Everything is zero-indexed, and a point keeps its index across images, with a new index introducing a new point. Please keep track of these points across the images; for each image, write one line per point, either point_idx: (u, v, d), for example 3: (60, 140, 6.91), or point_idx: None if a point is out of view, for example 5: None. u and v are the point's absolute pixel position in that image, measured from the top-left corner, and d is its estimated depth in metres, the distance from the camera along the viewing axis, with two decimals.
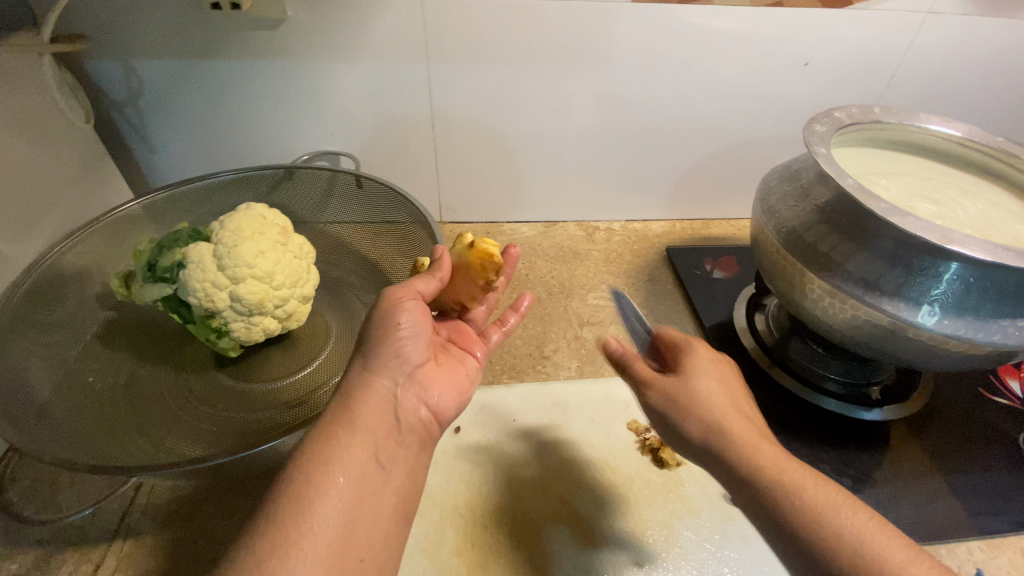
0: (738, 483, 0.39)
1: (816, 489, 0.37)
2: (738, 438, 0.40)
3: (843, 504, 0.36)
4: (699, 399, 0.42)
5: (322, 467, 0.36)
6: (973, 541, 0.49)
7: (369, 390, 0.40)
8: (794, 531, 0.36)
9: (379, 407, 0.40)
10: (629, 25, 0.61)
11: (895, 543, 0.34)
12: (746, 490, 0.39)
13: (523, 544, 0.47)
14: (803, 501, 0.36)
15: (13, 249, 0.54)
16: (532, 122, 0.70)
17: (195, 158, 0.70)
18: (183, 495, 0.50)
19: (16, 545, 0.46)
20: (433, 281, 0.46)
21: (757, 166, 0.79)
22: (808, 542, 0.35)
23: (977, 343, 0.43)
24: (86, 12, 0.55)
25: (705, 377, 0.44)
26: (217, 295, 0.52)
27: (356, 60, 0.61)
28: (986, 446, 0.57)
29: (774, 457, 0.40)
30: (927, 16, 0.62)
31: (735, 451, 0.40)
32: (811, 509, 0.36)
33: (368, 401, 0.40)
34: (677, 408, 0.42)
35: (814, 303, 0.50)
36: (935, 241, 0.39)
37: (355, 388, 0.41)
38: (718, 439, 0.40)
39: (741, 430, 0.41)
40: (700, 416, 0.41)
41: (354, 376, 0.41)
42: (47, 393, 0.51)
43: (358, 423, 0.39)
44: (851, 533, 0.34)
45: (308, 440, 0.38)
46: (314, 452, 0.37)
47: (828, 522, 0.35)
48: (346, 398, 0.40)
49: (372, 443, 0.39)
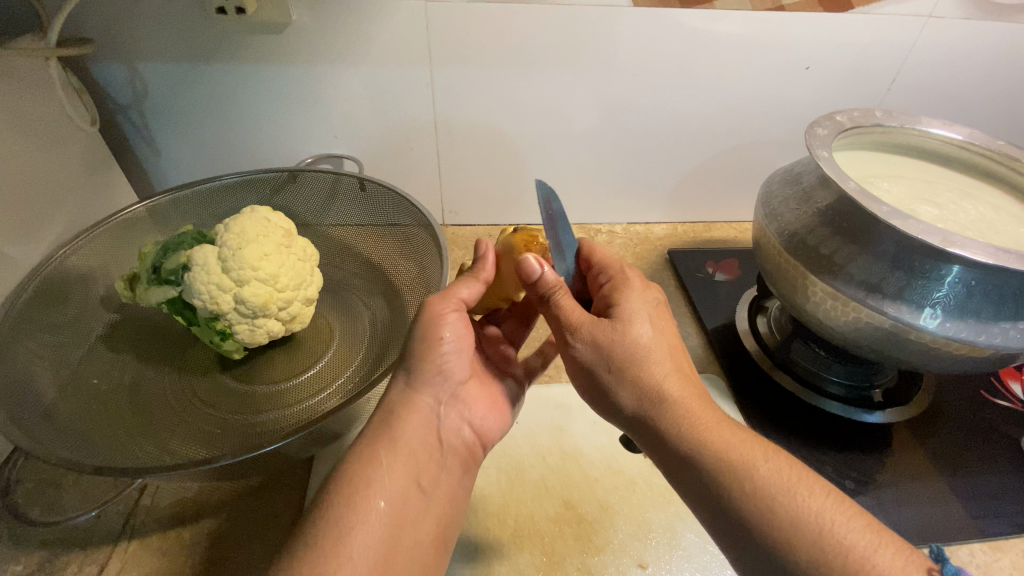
0: (657, 437, 0.40)
1: (731, 442, 0.37)
2: (665, 393, 0.39)
3: (758, 455, 0.37)
4: (635, 353, 0.40)
5: (365, 487, 0.37)
6: (975, 543, 0.49)
7: (412, 411, 0.42)
8: (711, 483, 0.36)
9: (421, 429, 0.41)
10: (631, 29, 0.61)
11: (809, 495, 0.35)
12: (665, 443, 0.39)
13: (527, 546, 0.48)
14: (721, 456, 0.37)
15: (19, 252, 0.54)
16: (535, 126, 0.70)
17: (199, 161, 0.70)
18: (188, 496, 0.50)
19: (21, 547, 0.46)
20: (476, 284, 0.45)
21: (758, 169, 0.79)
22: (725, 495, 0.36)
23: (979, 345, 0.43)
24: (91, 16, 0.55)
25: (642, 325, 0.42)
26: (221, 298, 0.53)
27: (360, 64, 0.61)
28: (988, 449, 0.57)
29: (713, 422, 0.39)
30: (928, 20, 0.63)
31: (664, 407, 0.39)
32: (729, 462, 0.36)
33: (410, 422, 0.41)
34: (611, 359, 0.40)
35: (816, 305, 0.50)
36: (937, 244, 0.40)
37: (394, 408, 0.42)
38: (647, 394, 0.40)
39: (680, 391, 0.40)
40: (634, 369, 0.40)
41: (392, 396, 0.42)
42: (51, 395, 0.51)
43: (401, 443, 0.40)
44: (767, 487, 0.35)
45: (348, 461, 0.38)
46: (357, 471, 0.38)
47: (744, 476, 0.35)
48: (385, 418, 0.41)
49: (412, 464, 0.40)
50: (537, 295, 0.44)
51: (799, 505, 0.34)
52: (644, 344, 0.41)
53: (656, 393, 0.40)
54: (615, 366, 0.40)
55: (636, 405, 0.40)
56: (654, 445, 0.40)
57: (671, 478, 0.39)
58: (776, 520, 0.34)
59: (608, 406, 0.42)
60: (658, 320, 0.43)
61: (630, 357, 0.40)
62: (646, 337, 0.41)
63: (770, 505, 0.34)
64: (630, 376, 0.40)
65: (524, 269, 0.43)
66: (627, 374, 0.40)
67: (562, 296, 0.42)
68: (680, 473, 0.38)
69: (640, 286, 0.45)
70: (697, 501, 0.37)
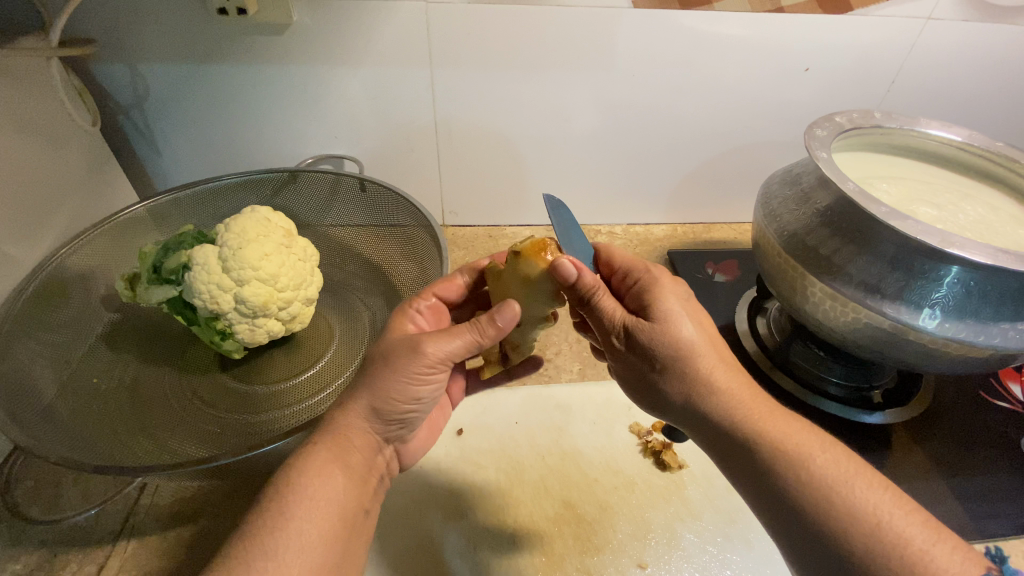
0: (711, 429, 0.40)
1: (787, 433, 0.37)
2: (714, 386, 0.39)
3: (815, 445, 0.36)
4: (682, 348, 0.40)
5: (321, 500, 0.36)
6: (974, 544, 0.50)
7: (358, 435, 0.40)
8: (764, 473, 0.37)
9: (365, 452, 0.41)
10: (631, 30, 0.61)
11: (867, 486, 0.34)
12: (718, 436, 0.39)
13: (526, 546, 0.48)
14: (776, 445, 0.37)
15: (20, 252, 0.54)
16: (535, 127, 0.70)
17: (200, 162, 0.70)
18: (187, 496, 0.50)
19: (19, 546, 0.46)
20: (465, 344, 0.41)
21: (758, 171, 0.79)
22: (780, 486, 0.36)
23: (978, 346, 0.43)
24: (94, 18, 0.55)
25: (681, 317, 0.41)
26: (221, 297, 0.53)
27: (361, 65, 0.62)
28: (988, 450, 0.57)
29: (763, 412, 0.39)
30: (927, 22, 0.63)
31: (713, 400, 0.39)
32: (785, 453, 0.36)
33: (357, 443, 0.40)
34: (655, 357, 0.41)
35: (815, 306, 0.50)
36: (935, 244, 0.40)
37: (343, 427, 0.40)
38: (697, 388, 0.40)
39: (726, 382, 0.40)
40: (679, 365, 0.40)
41: (343, 412, 0.40)
42: (50, 395, 0.51)
43: (351, 460, 0.39)
44: (824, 477, 0.35)
45: (302, 472, 0.37)
46: (311, 484, 0.36)
47: (799, 466, 0.35)
48: (336, 437, 0.39)
49: (361, 483, 0.39)
50: (576, 296, 0.43)
51: (858, 495, 0.34)
52: (687, 337, 0.40)
53: (704, 385, 0.40)
54: (661, 364, 0.41)
55: (685, 400, 0.40)
56: (708, 438, 0.41)
57: (726, 469, 0.40)
58: (837, 510, 0.33)
59: (659, 402, 0.43)
60: (694, 310, 0.43)
61: (675, 354, 0.40)
62: (688, 331, 0.40)
63: (827, 495, 0.34)
64: (677, 372, 0.40)
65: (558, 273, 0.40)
66: (676, 369, 0.40)
67: (601, 296, 0.42)
68: (734, 464, 0.39)
69: (670, 281, 0.44)
70: (752, 492, 0.38)
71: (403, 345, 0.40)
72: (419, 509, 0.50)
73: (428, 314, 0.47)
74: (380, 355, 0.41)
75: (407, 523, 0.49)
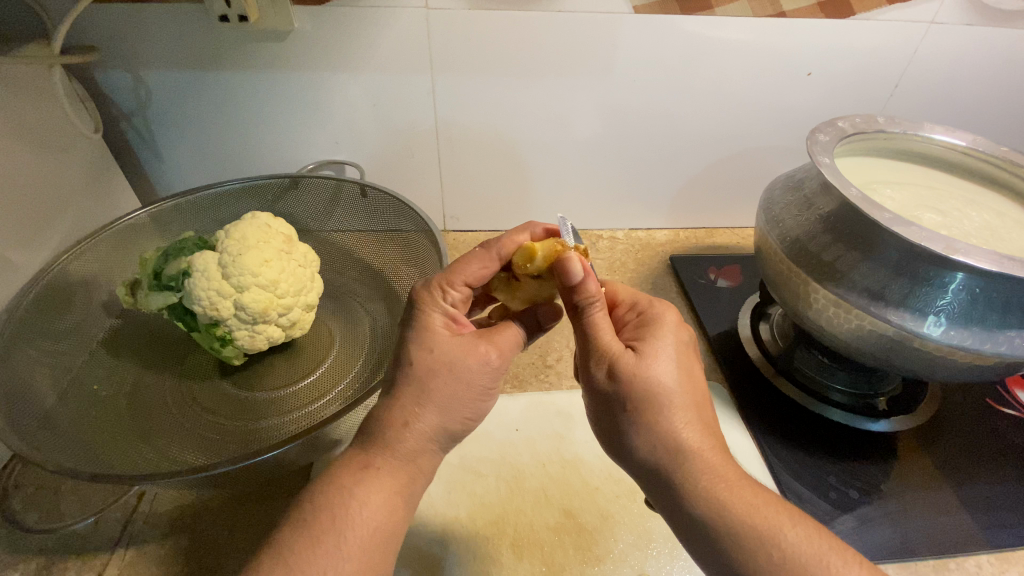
0: (670, 487, 0.38)
1: (753, 505, 0.36)
2: (688, 443, 0.38)
3: (785, 520, 0.35)
4: (656, 394, 0.38)
5: (378, 526, 0.36)
6: (981, 555, 0.49)
7: (423, 460, 0.39)
8: (719, 547, 0.35)
9: (425, 478, 0.40)
10: (631, 37, 0.61)
11: (842, 564, 0.34)
12: (678, 498, 0.37)
13: (527, 555, 0.47)
14: (740, 519, 0.35)
15: (21, 257, 0.54)
16: (537, 132, 0.70)
17: (201, 168, 0.71)
18: (186, 503, 0.49)
19: (19, 553, 0.46)
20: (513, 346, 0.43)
21: (760, 175, 0.79)
22: (744, 564, 0.34)
23: (984, 353, 0.42)
24: (97, 26, 0.56)
25: (666, 362, 0.39)
26: (221, 304, 0.53)
27: (361, 71, 0.62)
28: (994, 459, 0.56)
29: (735, 478, 0.37)
30: (930, 26, 0.62)
31: (682, 460, 0.37)
32: (753, 528, 0.35)
33: (420, 470, 0.39)
34: (629, 396, 0.38)
35: (819, 312, 0.49)
36: (940, 251, 0.39)
37: (408, 451, 0.39)
38: (665, 443, 0.38)
39: (700, 443, 0.38)
40: (652, 412, 0.38)
41: (411, 435, 0.38)
42: (51, 402, 0.51)
43: (412, 483, 0.39)
44: (796, 559, 0.34)
45: (363, 504, 0.36)
46: (371, 509, 0.36)
47: (769, 546, 0.34)
48: (402, 463, 0.38)
49: (414, 510, 0.39)
50: (571, 304, 0.41)
51: None
52: (668, 384, 0.38)
53: (674, 444, 0.38)
54: (633, 405, 0.38)
55: (650, 451, 0.38)
56: (664, 493, 0.38)
57: (681, 538, 0.38)
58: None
59: (619, 444, 0.40)
60: (684, 352, 0.41)
61: (652, 397, 0.38)
62: (671, 378, 0.39)
63: None
64: (647, 419, 0.38)
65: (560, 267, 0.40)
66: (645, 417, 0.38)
67: (595, 311, 0.40)
68: (687, 528, 0.37)
69: (671, 320, 0.43)
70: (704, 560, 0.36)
71: (472, 356, 0.40)
72: (418, 517, 0.49)
73: (459, 306, 0.44)
74: (447, 366, 0.39)
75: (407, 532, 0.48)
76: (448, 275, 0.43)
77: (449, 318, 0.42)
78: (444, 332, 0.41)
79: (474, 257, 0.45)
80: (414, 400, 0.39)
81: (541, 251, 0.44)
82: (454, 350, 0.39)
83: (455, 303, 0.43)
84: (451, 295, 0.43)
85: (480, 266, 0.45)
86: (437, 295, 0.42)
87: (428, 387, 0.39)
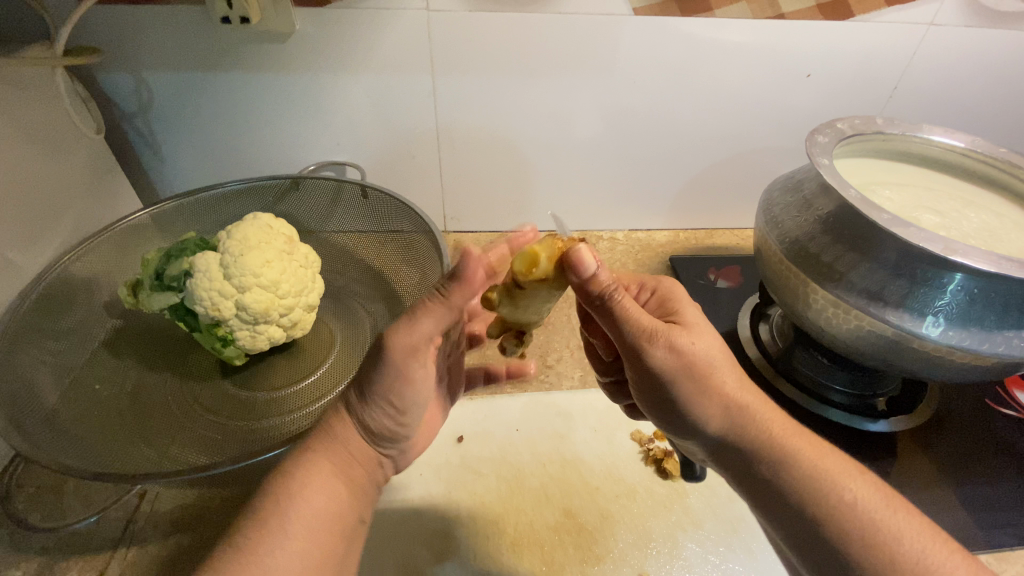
0: (743, 447, 0.39)
1: (819, 455, 0.38)
2: (745, 401, 0.40)
3: (847, 470, 0.38)
4: (712, 360, 0.40)
5: (314, 500, 0.37)
6: (980, 554, 0.49)
7: (355, 445, 0.40)
8: (786, 498, 0.38)
9: (364, 463, 0.41)
10: (631, 40, 0.61)
11: (902, 512, 0.36)
12: (750, 457, 0.39)
13: (526, 555, 0.47)
14: (810, 468, 0.37)
15: (24, 258, 0.54)
16: (538, 133, 0.70)
17: (202, 169, 0.71)
18: (188, 503, 0.50)
19: (21, 553, 0.46)
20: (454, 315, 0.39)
21: (759, 176, 0.79)
22: (818, 511, 0.36)
23: (982, 354, 0.43)
24: (99, 28, 0.56)
25: (707, 330, 0.42)
26: (223, 304, 0.53)
27: (363, 73, 0.62)
28: (993, 459, 0.56)
29: (799, 433, 0.39)
30: (928, 28, 0.63)
31: (748, 417, 0.40)
32: (821, 476, 0.37)
33: (357, 453, 0.40)
34: (691, 365, 0.39)
35: (818, 313, 0.50)
36: (939, 252, 0.39)
37: (341, 433, 0.40)
38: (730, 405, 0.40)
39: (757, 403, 0.40)
40: (713, 376, 0.40)
41: (340, 417, 0.40)
42: (53, 402, 0.51)
43: (349, 467, 0.40)
44: (864, 503, 0.36)
45: (302, 479, 0.37)
46: (308, 484, 0.37)
47: (840, 490, 0.36)
48: (333, 445, 0.40)
49: (355, 496, 0.40)
50: (590, 295, 0.40)
51: (899, 520, 0.35)
52: (716, 349, 0.41)
53: (737, 404, 0.40)
54: (696, 373, 0.40)
55: (718, 416, 0.40)
56: (731, 455, 0.40)
57: (758, 498, 0.39)
58: (867, 535, 0.35)
59: (684, 418, 0.41)
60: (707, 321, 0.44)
61: (709, 363, 0.40)
62: (710, 343, 0.41)
63: (871, 518, 0.35)
64: (710, 385, 0.40)
65: (573, 262, 0.40)
66: (710, 382, 0.40)
67: (621, 297, 0.40)
68: (753, 484, 0.40)
69: (682, 293, 0.46)
70: (772, 515, 0.39)
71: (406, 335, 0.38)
72: (418, 517, 0.49)
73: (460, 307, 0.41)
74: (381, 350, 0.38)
75: (407, 532, 0.48)
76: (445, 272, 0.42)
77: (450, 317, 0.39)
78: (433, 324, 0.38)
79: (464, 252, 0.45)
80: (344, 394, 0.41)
81: (547, 254, 0.41)
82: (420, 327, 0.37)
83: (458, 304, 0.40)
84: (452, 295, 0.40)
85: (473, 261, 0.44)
86: (429, 309, 0.38)
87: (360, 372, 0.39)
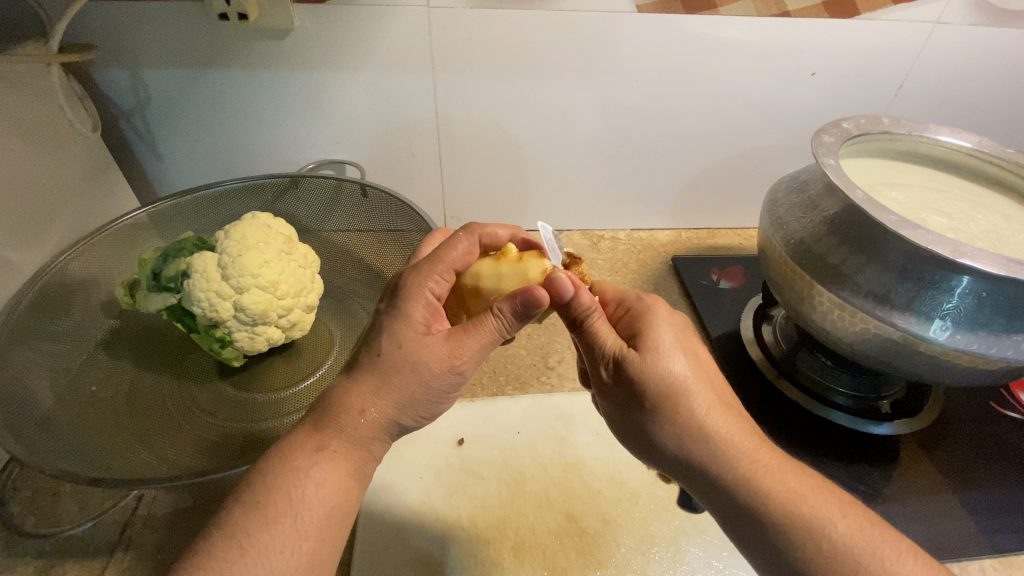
0: (706, 478, 0.39)
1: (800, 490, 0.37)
2: (710, 431, 0.39)
3: (833, 508, 0.36)
4: (669, 388, 0.39)
5: (332, 500, 0.36)
6: (985, 559, 0.49)
7: (378, 445, 0.39)
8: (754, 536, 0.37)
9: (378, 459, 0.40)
10: (633, 37, 0.61)
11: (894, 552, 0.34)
12: (719, 489, 0.38)
13: (527, 559, 0.47)
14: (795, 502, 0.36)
15: (20, 257, 0.54)
16: (539, 130, 0.70)
17: (200, 167, 0.70)
18: (184, 506, 0.49)
19: (17, 556, 0.46)
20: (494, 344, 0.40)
21: (763, 175, 0.78)
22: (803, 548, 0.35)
23: (990, 358, 0.42)
24: (94, 24, 0.55)
25: (672, 356, 0.40)
26: (221, 305, 0.52)
27: (361, 70, 0.61)
28: (998, 462, 0.56)
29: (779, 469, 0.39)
30: (935, 26, 0.62)
31: (711, 447, 0.38)
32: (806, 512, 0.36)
33: (374, 453, 0.39)
34: (645, 393, 0.40)
35: (823, 316, 0.49)
36: (947, 254, 0.39)
37: (365, 438, 0.38)
38: (687, 433, 0.39)
39: (727, 434, 0.39)
40: (671, 405, 0.39)
41: (367, 423, 0.38)
42: (49, 404, 0.51)
43: (366, 466, 0.39)
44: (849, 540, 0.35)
45: (315, 481, 0.36)
46: (326, 485, 0.36)
47: (823, 528, 0.35)
48: (355, 448, 0.38)
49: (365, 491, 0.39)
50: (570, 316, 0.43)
51: (888, 566, 0.34)
52: (677, 376, 0.39)
53: (704, 436, 0.38)
54: (653, 401, 0.39)
55: (677, 447, 0.39)
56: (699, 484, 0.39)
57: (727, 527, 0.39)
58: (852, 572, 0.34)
59: (648, 444, 0.41)
60: (683, 336, 0.43)
61: (665, 390, 0.39)
62: (681, 366, 0.40)
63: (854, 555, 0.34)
64: (667, 413, 0.39)
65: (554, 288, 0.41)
66: (665, 411, 0.39)
67: (595, 320, 0.42)
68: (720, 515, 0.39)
69: (665, 312, 0.44)
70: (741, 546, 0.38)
71: (437, 362, 0.38)
72: (419, 520, 0.49)
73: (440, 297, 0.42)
74: (410, 366, 0.38)
75: (408, 536, 0.48)
76: (435, 263, 0.43)
77: (428, 311, 0.40)
78: (419, 329, 0.39)
79: (458, 244, 0.44)
80: (368, 389, 0.38)
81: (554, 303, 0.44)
82: (468, 350, 0.39)
83: (437, 294, 0.42)
84: (434, 284, 0.42)
85: (464, 255, 0.45)
86: (488, 333, 0.39)
87: (389, 381, 0.38)
